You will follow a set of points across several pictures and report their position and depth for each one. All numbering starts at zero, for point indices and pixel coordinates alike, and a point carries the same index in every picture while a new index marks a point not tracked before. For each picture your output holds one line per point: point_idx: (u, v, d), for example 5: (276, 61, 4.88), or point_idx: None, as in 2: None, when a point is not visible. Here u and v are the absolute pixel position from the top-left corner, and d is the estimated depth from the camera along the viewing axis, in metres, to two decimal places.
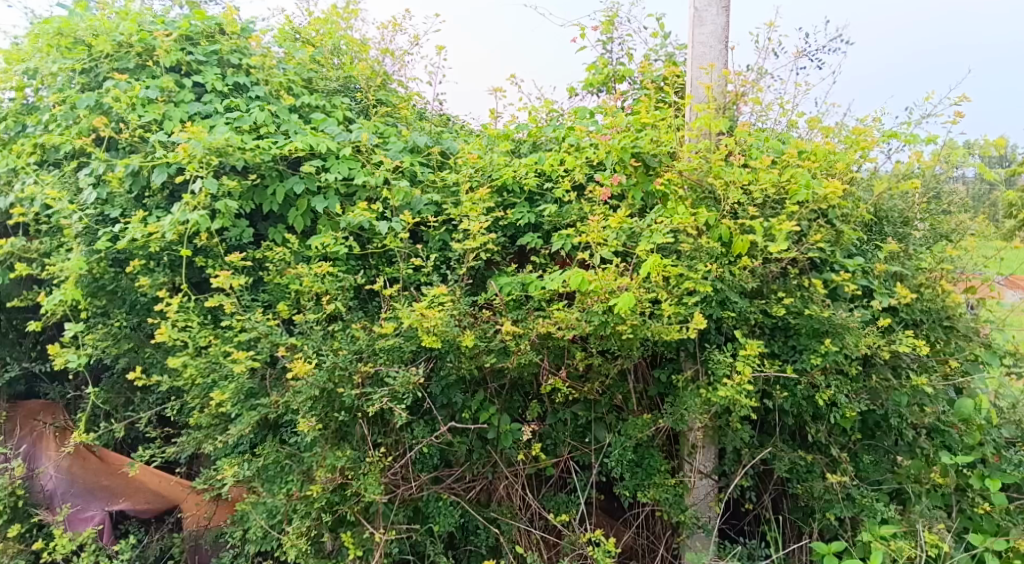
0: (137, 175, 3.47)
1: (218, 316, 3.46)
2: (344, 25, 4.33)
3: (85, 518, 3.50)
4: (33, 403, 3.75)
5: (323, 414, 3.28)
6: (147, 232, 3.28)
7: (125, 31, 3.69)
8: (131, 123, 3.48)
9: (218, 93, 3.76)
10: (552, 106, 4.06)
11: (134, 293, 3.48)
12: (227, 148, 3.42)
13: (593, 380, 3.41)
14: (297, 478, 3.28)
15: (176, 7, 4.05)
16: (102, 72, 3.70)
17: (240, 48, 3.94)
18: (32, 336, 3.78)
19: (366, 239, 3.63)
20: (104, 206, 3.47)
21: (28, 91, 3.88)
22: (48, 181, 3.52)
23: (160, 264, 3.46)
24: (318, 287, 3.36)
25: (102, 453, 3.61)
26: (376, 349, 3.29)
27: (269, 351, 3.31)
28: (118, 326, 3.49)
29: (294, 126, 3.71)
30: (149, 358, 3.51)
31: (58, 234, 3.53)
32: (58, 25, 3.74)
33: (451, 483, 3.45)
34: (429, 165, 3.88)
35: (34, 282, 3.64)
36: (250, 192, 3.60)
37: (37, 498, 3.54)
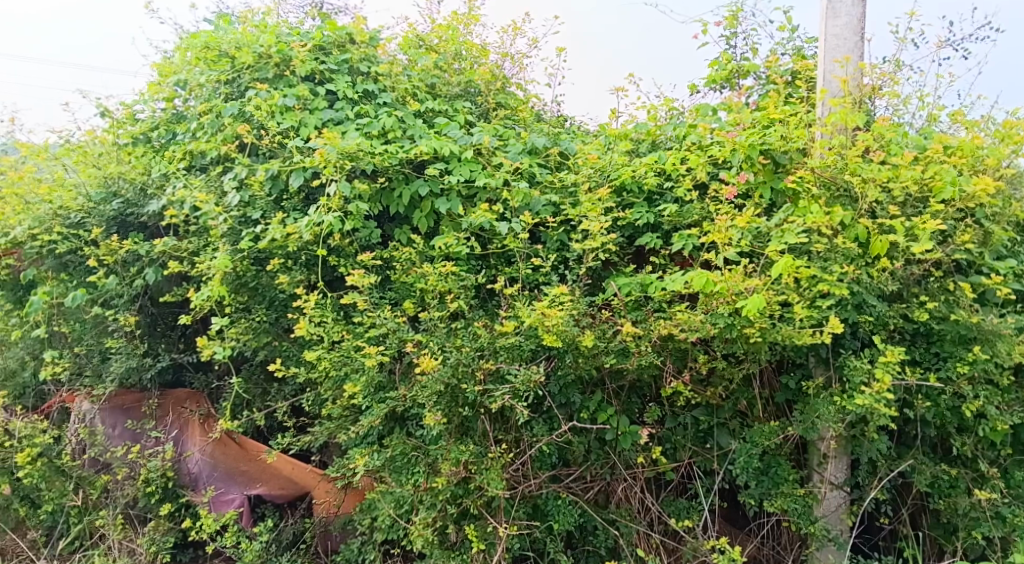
0: (276, 179, 3.70)
1: (349, 313, 3.64)
2: (465, 31, 4.40)
3: (226, 501, 3.76)
4: (180, 391, 3.99)
5: (448, 408, 3.36)
6: (286, 232, 3.49)
7: (265, 43, 3.91)
8: (271, 130, 3.68)
9: (349, 100, 3.94)
10: (672, 103, 3.98)
11: (274, 290, 3.71)
12: (358, 153, 3.58)
13: (716, 384, 3.35)
14: (423, 470, 3.38)
15: (309, 19, 4.27)
16: (244, 82, 3.93)
17: (368, 57, 4.12)
18: (180, 329, 4.06)
19: (486, 239, 3.71)
20: (247, 208, 3.68)
21: (177, 101, 4.18)
22: (196, 184, 3.76)
23: (297, 263, 3.67)
24: (442, 286, 3.45)
25: (241, 440, 3.82)
26: (497, 347, 3.34)
27: (397, 347, 3.44)
28: (258, 321, 3.70)
29: (419, 131, 3.82)
30: (286, 351, 3.75)
31: (205, 234, 3.76)
32: (205, 40, 4.02)
33: (569, 483, 3.45)
34: (547, 166, 3.90)
35: (183, 279, 3.91)
36: (377, 195, 3.73)
37: (185, 480, 3.81)
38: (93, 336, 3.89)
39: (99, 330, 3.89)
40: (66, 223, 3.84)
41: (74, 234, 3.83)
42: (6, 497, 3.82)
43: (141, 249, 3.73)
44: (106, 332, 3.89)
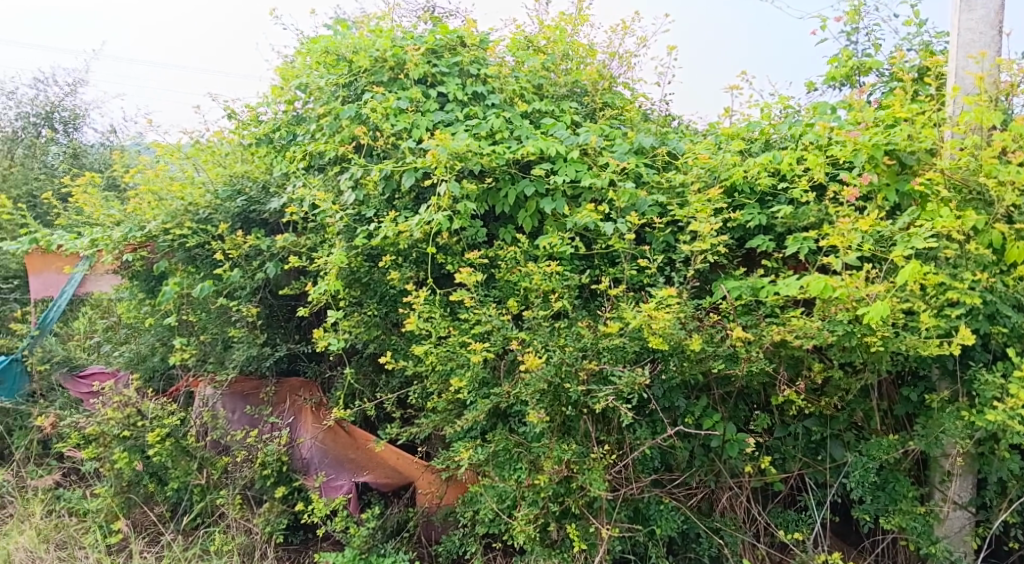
0: (389, 179, 3.84)
1: (455, 310, 3.73)
2: (573, 32, 4.39)
3: (335, 487, 3.90)
4: (295, 379, 4.19)
5: (550, 407, 3.38)
6: (397, 231, 3.60)
7: (381, 47, 4.04)
8: (385, 131, 3.82)
9: (459, 102, 4.03)
10: (788, 101, 3.87)
11: (384, 286, 3.85)
12: (468, 154, 3.65)
13: (831, 395, 3.24)
14: (525, 466, 3.40)
15: (422, 23, 4.38)
16: (361, 85, 4.09)
17: (478, 59, 4.19)
18: (295, 321, 4.27)
19: (590, 239, 3.70)
20: (361, 207, 3.83)
21: (297, 104, 4.39)
22: (315, 183, 3.95)
23: (407, 259, 3.78)
24: (547, 286, 3.47)
25: (350, 428, 3.99)
26: (600, 348, 3.33)
27: (502, 344, 3.49)
28: (370, 315, 3.86)
29: (526, 132, 3.87)
30: (394, 344, 3.89)
31: (321, 231, 3.94)
32: (325, 44, 4.18)
33: (672, 489, 3.43)
34: (654, 166, 3.85)
35: (300, 273, 4.11)
36: (484, 194, 3.81)
37: (297, 465, 3.98)
38: (217, 325, 4.12)
39: (222, 319, 4.11)
40: (196, 218, 4.07)
41: (202, 229, 4.05)
42: (135, 473, 3.98)
43: (263, 244, 3.94)
44: (229, 321, 4.11)
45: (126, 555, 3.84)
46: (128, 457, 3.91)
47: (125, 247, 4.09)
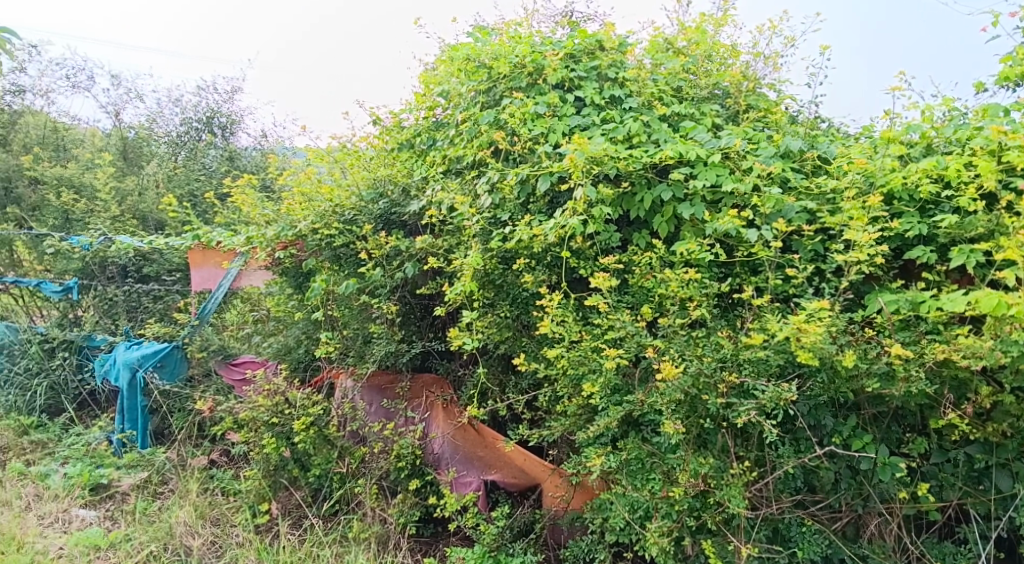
0: (525, 183, 3.86)
1: (588, 314, 3.70)
2: (717, 32, 4.23)
3: (465, 483, 4.01)
4: (427, 376, 4.32)
5: (687, 418, 3.32)
6: (532, 234, 3.63)
7: (521, 54, 4.08)
8: (523, 137, 3.85)
9: (596, 106, 3.99)
10: (952, 103, 3.59)
11: (518, 288, 3.89)
12: (604, 158, 3.60)
13: (999, 420, 3.02)
14: (659, 477, 3.37)
15: (561, 29, 4.38)
16: (500, 91, 4.15)
17: (617, 62, 4.13)
18: (430, 319, 4.39)
19: (731, 246, 3.56)
20: (497, 210, 3.88)
21: (437, 110, 4.51)
22: (453, 187, 4.03)
23: (541, 263, 3.79)
24: (684, 293, 3.37)
25: (479, 426, 4.06)
26: (741, 359, 3.23)
27: (636, 351, 3.44)
28: (502, 316, 3.90)
29: (664, 135, 3.75)
30: (526, 346, 3.93)
31: (458, 233, 4.01)
32: (466, 52, 4.27)
33: (815, 511, 3.29)
34: (801, 171, 3.68)
35: (435, 274, 4.22)
36: (618, 199, 3.75)
37: (429, 459, 4.11)
38: (358, 322, 4.29)
39: (363, 316, 4.28)
40: (342, 219, 4.26)
41: (348, 229, 4.24)
42: (281, 458, 4.15)
43: (404, 244, 4.07)
44: (370, 318, 4.27)
45: (274, 536, 4.02)
46: (275, 442, 4.09)
47: (277, 245, 4.37)
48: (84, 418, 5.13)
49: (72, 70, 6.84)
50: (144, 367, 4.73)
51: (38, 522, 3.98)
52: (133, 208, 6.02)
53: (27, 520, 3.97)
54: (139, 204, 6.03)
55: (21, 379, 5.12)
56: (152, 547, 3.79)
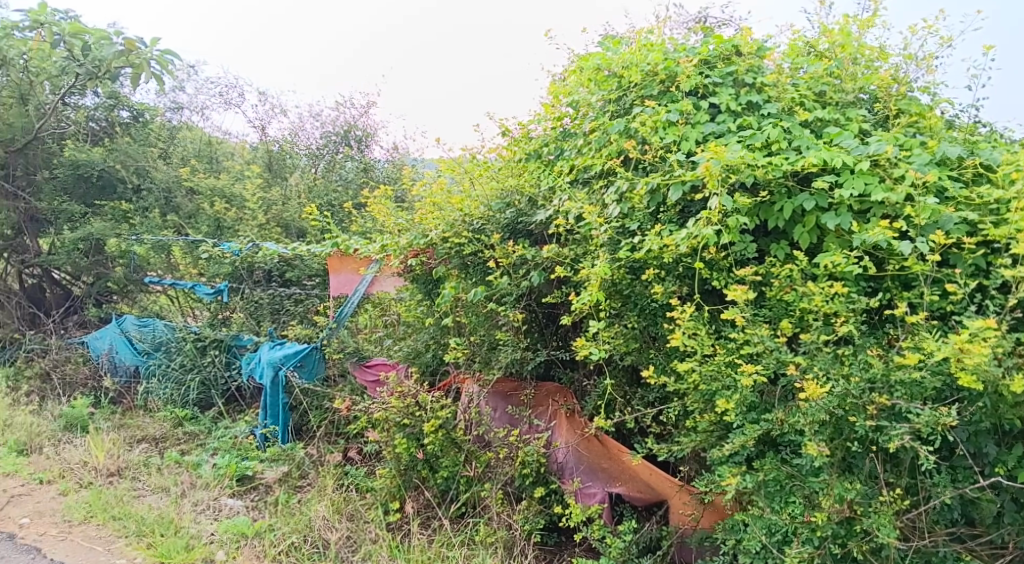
0: (655, 193, 3.74)
1: (722, 327, 3.55)
2: (862, 34, 3.99)
3: (589, 494, 3.98)
4: (550, 384, 4.31)
5: (833, 441, 3.17)
6: (663, 244, 3.50)
7: (653, 61, 3.97)
8: (655, 145, 3.77)
9: (732, 113, 3.85)
10: None
11: (646, 298, 3.74)
12: (742, 166, 3.45)
13: None
14: (800, 501, 3.24)
15: (694, 34, 4.27)
16: (631, 99, 4.08)
17: (754, 68, 3.99)
18: (555, 327, 4.40)
19: (880, 259, 3.36)
20: (626, 220, 3.77)
21: (565, 119, 4.49)
22: (581, 197, 4.00)
23: (671, 273, 3.64)
24: (829, 308, 3.20)
25: (603, 438, 4.00)
26: (893, 381, 3.05)
27: (774, 368, 3.30)
28: (630, 327, 3.79)
29: (807, 142, 3.58)
30: (653, 359, 3.79)
31: (585, 242, 3.95)
32: (597, 61, 4.21)
33: (974, 545, 3.10)
34: (960, 180, 3.43)
35: (561, 283, 4.20)
36: (755, 208, 3.58)
37: (553, 467, 4.11)
38: (485, 329, 4.34)
39: (489, 323, 4.32)
40: (471, 228, 4.34)
41: (477, 238, 4.31)
42: (411, 458, 4.25)
43: (530, 254, 4.06)
44: (496, 325, 4.31)
45: (405, 534, 4.13)
46: (406, 443, 4.20)
47: (409, 253, 4.52)
48: (232, 412, 5.45)
49: (224, 87, 7.35)
50: (286, 365, 5.03)
51: (193, 508, 4.28)
52: (277, 217, 6.39)
53: (183, 506, 4.28)
54: (283, 213, 6.39)
55: (177, 374, 5.53)
56: (294, 539, 3.99)
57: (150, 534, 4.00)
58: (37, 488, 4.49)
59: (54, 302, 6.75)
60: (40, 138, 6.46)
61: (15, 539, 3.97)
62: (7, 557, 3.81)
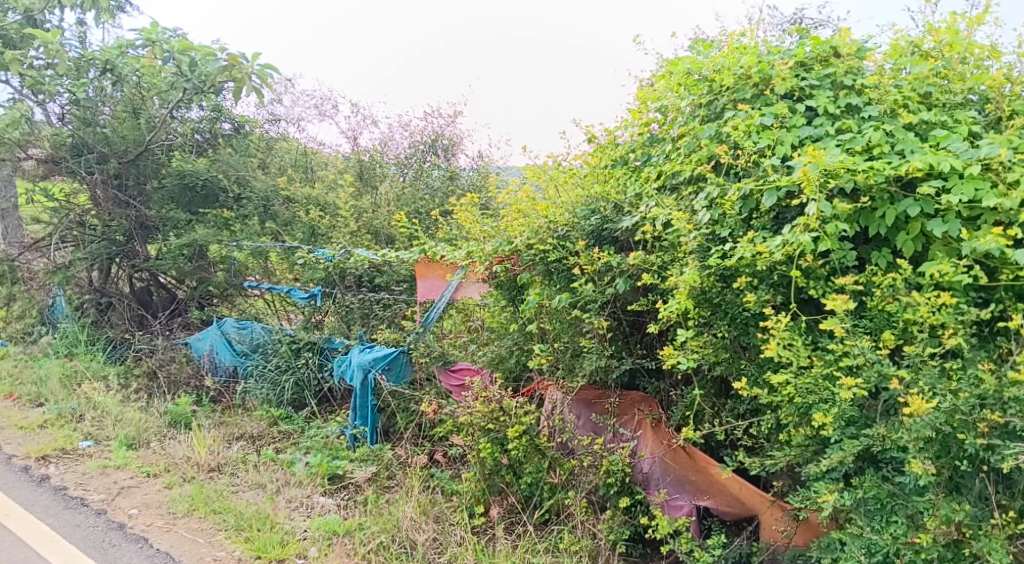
0: (747, 199, 3.65)
1: (819, 338, 3.43)
2: (972, 31, 3.79)
3: (677, 506, 3.93)
4: (635, 393, 4.22)
5: (939, 460, 3.03)
6: (756, 251, 3.39)
7: (746, 64, 3.88)
8: (747, 150, 3.68)
9: (830, 116, 3.73)
10: None
11: (737, 307, 3.61)
12: (841, 171, 3.33)
13: None
14: (903, 521, 3.11)
15: (789, 36, 4.15)
16: (723, 103, 3.98)
17: (854, 69, 3.83)
18: (639, 335, 4.30)
19: (992, 268, 3.18)
20: (716, 227, 3.70)
21: (653, 125, 4.43)
22: (669, 203, 3.93)
23: (764, 282, 3.53)
24: (936, 319, 3.04)
25: (690, 450, 3.92)
26: (1006, 397, 2.89)
27: (876, 382, 3.17)
28: (720, 337, 3.67)
29: (911, 145, 3.43)
30: (745, 369, 3.67)
31: (673, 249, 3.86)
32: (687, 66, 4.15)
33: None
34: None
35: (647, 290, 4.11)
36: (855, 214, 3.45)
37: (639, 478, 4.06)
38: (569, 336, 4.31)
39: (573, 330, 4.30)
40: (556, 235, 4.33)
41: (562, 244, 4.29)
42: (496, 463, 4.27)
43: (615, 261, 4.00)
44: (580, 332, 4.27)
45: (490, 538, 4.15)
46: (491, 448, 4.23)
47: (494, 259, 4.57)
48: (324, 412, 5.64)
49: (319, 99, 7.66)
50: (376, 367, 5.12)
51: (287, 505, 4.44)
52: (368, 224, 6.57)
53: (278, 502, 4.45)
54: (373, 221, 6.57)
55: (273, 374, 5.76)
56: (382, 538, 4.08)
57: (247, 528, 4.17)
58: (144, 481, 4.75)
59: (160, 304, 7.13)
60: (150, 150, 6.85)
61: (126, 528, 4.21)
62: (119, 544, 4.04)
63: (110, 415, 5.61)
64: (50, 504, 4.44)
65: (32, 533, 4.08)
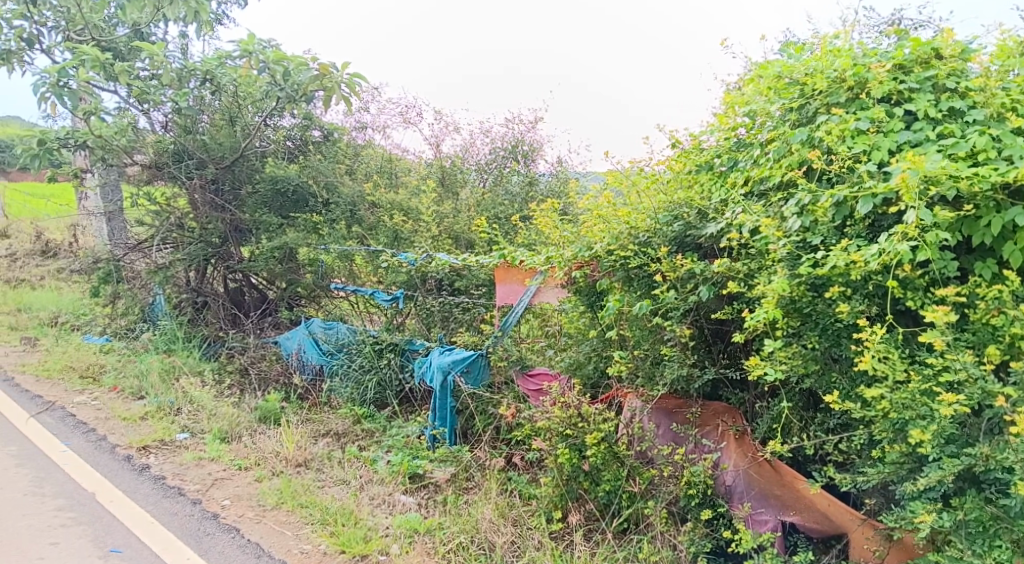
0: (841, 205, 3.54)
1: (917, 351, 3.30)
2: None
3: (760, 521, 3.83)
4: (717, 403, 4.16)
5: None
6: (850, 260, 3.28)
7: (841, 67, 3.76)
8: (841, 155, 3.56)
9: (930, 120, 3.58)
10: None
11: (829, 318, 3.50)
12: (942, 177, 3.18)
13: None
14: (1007, 546, 2.97)
15: (887, 38, 4.01)
16: (815, 107, 3.87)
17: (957, 71, 3.67)
18: (723, 344, 4.23)
19: None
20: (807, 234, 3.60)
21: (740, 129, 4.35)
22: (757, 210, 3.85)
23: (857, 292, 3.41)
24: None
25: (776, 464, 3.85)
26: None
27: (979, 399, 3.02)
28: (810, 348, 3.56)
29: (1020, 151, 3.26)
30: (836, 383, 3.56)
31: (761, 256, 3.77)
32: (777, 69, 4.05)
33: None
34: None
35: (732, 299, 4.04)
36: (957, 222, 3.30)
37: (721, 490, 3.98)
38: (649, 344, 4.26)
39: (654, 337, 4.25)
40: (637, 241, 4.30)
41: (643, 250, 4.25)
42: (574, 469, 4.24)
43: (699, 268, 3.93)
44: (661, 340, 4.22)
45: (568, 544, 4.15)
46: (569, 453, 4.21)
47: (574, 265, 4.57)
48: (405, 412, 5.77)
49: (404, 107, 7.84)
50: (455, 370, 5.20)
51: (370, 502, 4.57)
52: (449, 229, 6.70)
53: (361, 499, 4.58)
54: (454, 226, 6.70)
55: (356, 374, 5.92)
56: (462, 539, 4.14)
57: (333, 523, 4.30)
58: (236, 473, 4.97)
59: (252, 304, 7.44)
60: (245, 157, 7.17)
61: (219, 518, 4.40)
62: (213, 534, 4.23)
63: (204, 409, 5.89)
64: (150, 493, 4.69)
65: (134, 519, 4.33)
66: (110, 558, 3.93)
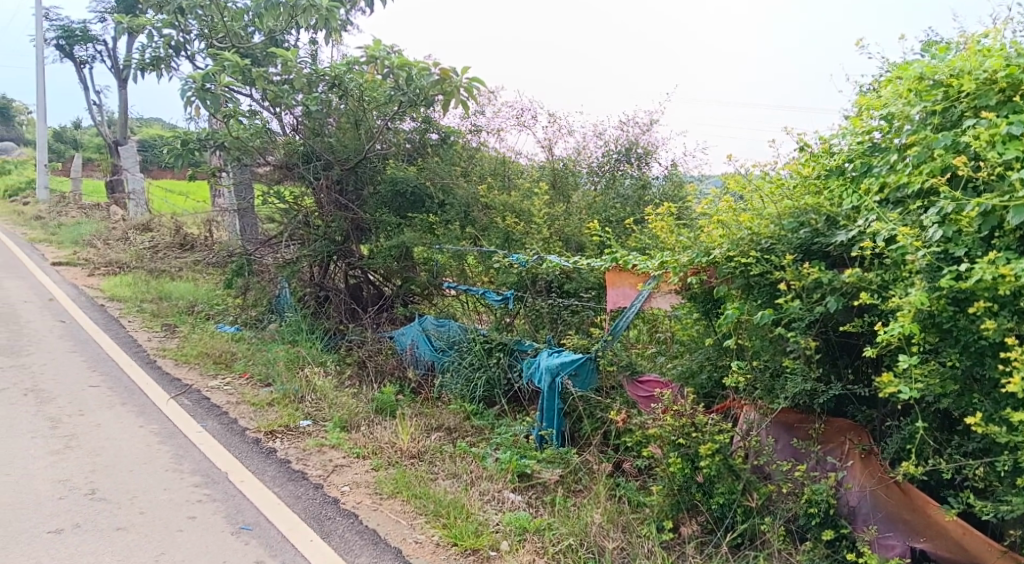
0: (989, 215, 3.33)
1: None
2: None
3: (887, 546, 3.66)
4: (842, 420, 3.98)
5: None
6: (998, 274, 3.08)
7: (991, 68, 3.53)
8: (991, 161, 3.34)
9: None
10: None
11: (973, 335, 3.29)
12: None
13: None
14: None
15: None
16: (960, 111, 3.65)
17: None
18: (849, 359, 4.05)
19: None
20: (949, 245, 3.40)
21: (874, 133, 4.15)
22: (892, 218, 3.66)
23: (1006, 308, 3.20)
24: None
25: (906, 487, 3.66)
26: None
27: None
28: (949, 367, 3.36)
29: None
30: (978, 405, 3.35)
31: (897, 267, 3.59)
32: (919, 70, 3.82)
33: None
34: None
35: (862, 311, 3.87)
36: None
37: (844, 510, 3.81)
38: (770, 354, 4.10)
39: (775, 348, 4.08)
40: (759, 247, 4.15)
41: (766, 257, 4.10)
42: (686, 479, 4.17)
43: (827, 278, 3.77)
44: (782, 351, 4.05)
45: (680, 555, 4.09)
46: (682, 462, 4.14)
47: (689, 270, 4.47)
48: (514, 411, 5.88)
49: (519, 110, 7.95)
50: (564, 372, 5.18)
51: (480, 497, 4.67)
52: (560, 231, 6.75)
53: (472, 493, 4.69)
54: (565, 228, 6.74)
55: (466, 371, 6.07)
56: (571, 541, 4.15)
57: (445, 515, 4.42)
58: (355, 461, 5.20)
59: (370, 300, 7.76)
60: (367, 159, 7.51)
61: (339, 503, 4.62)
62: (334, 518, 4.44)
63: (326, 398, 6.17)
64: (276, 475, 4.97)
65: (261, 499, 4.61)
66: (241, 534, 4.19)
